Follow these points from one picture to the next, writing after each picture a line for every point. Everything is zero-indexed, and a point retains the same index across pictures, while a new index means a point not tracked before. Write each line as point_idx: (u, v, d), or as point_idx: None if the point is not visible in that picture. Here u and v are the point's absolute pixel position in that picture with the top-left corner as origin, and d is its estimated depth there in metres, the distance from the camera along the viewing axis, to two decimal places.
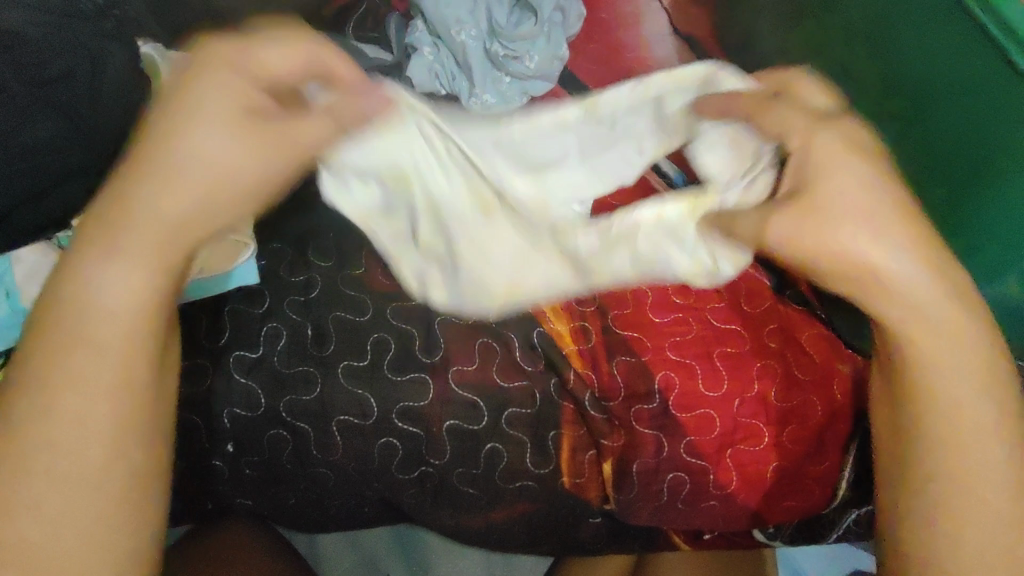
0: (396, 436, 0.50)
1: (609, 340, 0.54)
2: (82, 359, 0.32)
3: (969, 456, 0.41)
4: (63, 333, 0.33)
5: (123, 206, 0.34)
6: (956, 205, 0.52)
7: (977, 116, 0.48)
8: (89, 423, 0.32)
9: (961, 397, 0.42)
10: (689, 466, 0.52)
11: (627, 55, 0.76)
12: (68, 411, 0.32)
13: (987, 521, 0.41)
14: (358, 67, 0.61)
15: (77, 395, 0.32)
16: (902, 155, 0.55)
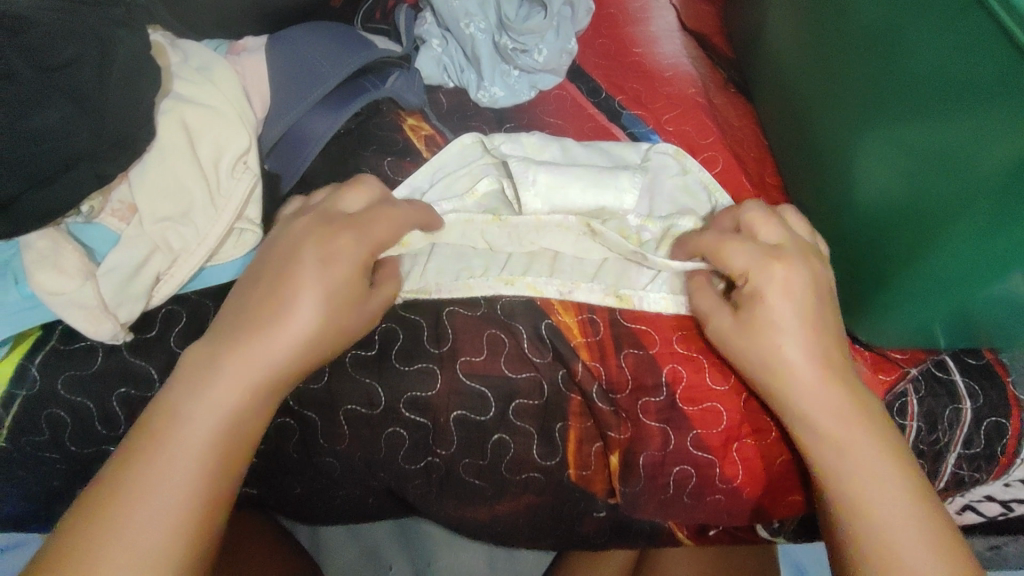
0: (403, 425, 0.50)
1: (616, 332, 0.54)
2: (178, 459, 0.38)
3: (868, 455, 0.44)
4: (176, 433, 0.39)
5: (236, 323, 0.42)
6: (954, 202, 0.49)
7: (974, 102, 0.46)
8: (173, 476, 0.38)
9: (828, 415, 0.45)
10: (694, 460, 0.52)
11: (633, 54, 0.76)
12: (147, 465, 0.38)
13: (891, 508, 0.43)
14: (365, 57, 0.60)
15: (183, 458, 0.38)
16: (908, 152, 0.53)
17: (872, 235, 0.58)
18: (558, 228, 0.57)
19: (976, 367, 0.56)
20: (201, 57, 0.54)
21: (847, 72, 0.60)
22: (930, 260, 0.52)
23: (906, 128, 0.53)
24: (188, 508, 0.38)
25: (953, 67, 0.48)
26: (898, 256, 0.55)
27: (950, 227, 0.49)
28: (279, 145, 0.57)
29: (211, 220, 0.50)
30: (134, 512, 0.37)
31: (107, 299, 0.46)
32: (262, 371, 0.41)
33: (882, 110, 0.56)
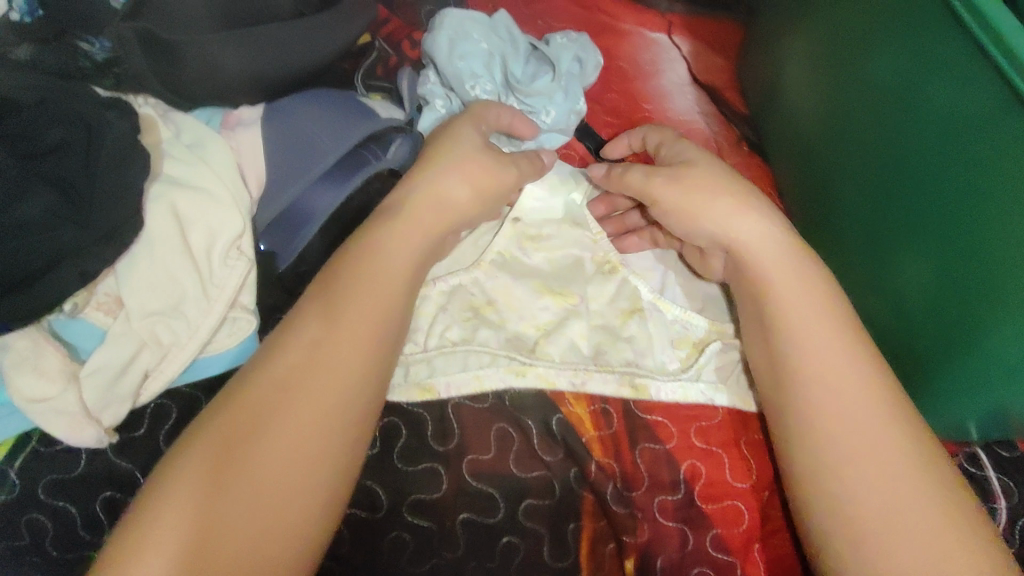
0: (407, 530, 0.47)
1: (631, 424, 0.51)
2: (294, 414, 0.40)
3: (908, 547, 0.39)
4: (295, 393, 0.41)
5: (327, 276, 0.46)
6: (972, 268, 0.48)
7: (984, 163, 0.46)
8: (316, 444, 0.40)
9: (861, 487, 0.42)
10: (715, 562, 0.49)
11: (643, 110, 0.74)
12: (285, 416, 0.40)
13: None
14: (365, 128, 0.57)
15: (300, 416, 0.40)
16: (920, 210, 0.52)
17: (887, 302, 0.56)
18: (556, 305, 0.56)
19: (1008, 461, 0.54)
20: (194, 133, 0.52)
21: (860, 135, 0.59)
22: (949, 335, 0.50)
23: (928, 197, 0.51)
24: (297, 458, 0.39)
25: (979, 142, 0.47)
26: (915, 328, 0.53)
27: (983, 311, 0.47)
28: (276, 223, 0.54)
29: (202, 312, 0.47)
30: (245, 461, 0.38)
31: (90, 404, 0.43)
32: (367, 348, 0.44)
33: (898, 172, 0.54)
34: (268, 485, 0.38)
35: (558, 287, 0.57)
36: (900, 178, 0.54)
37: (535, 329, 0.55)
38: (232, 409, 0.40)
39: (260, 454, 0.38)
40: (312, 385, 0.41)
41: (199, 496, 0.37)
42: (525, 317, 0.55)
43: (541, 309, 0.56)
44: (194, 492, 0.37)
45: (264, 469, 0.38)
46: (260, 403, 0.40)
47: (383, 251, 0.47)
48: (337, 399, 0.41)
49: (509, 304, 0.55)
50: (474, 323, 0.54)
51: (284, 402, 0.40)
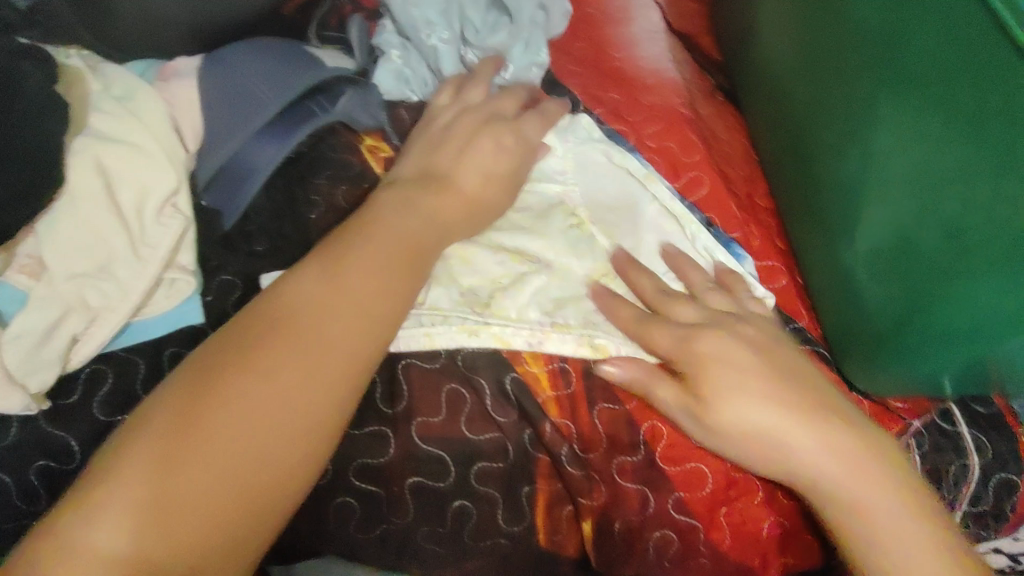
0: (354, 496, 0.46)
1: (589, 384, 0.49)
2: (277, 375, 0.39)
3: (875, 496, 0.43)
4: (283, 354, 0.40)
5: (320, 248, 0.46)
6: (961, 227, 0.44)
7: (982, 105, 0.42)
8: (284, 410, 0.38)
9: (876, 506, 0.42)
10: (676, 524, 0.48)
11: (612, 59, 0.71)
12: (240, 395, 0.38)
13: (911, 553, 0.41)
14: (309, 79, 0.55)
15: (284, 374, 0.39)
16: (909, 160, 0.48)
17: (868, 259, 0.53)
18: (513, 262, 0.53)
19: (983, 416, 0.51)
20: (125, 85, 0.49)
21: (840, 79, 0.55)
22: (931, 301, 0.47)
23: (905, 160, 0.49)
24: (270, 416, 0.38)
25: (957, 99, 0.44)
26: (898, 288, 0.50)
27: (959, 277, 0.44)
28: (215, 178, 0.52)
29: (134, 272, 0.44)
30: (220, 416, 0.37)
31: (14, 370, 0.41)
32: (342, 321, 0.42)
33: (876, 135, 0.51)
34: (232, 455, 0.36)
35: (517, 245, 0.54)
36: (888, 124, 0.50)
37: (485, 287, 0.52)
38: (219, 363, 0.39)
39: (238, 402, 0.37)
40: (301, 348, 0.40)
41: (168, 447, 0.36)
42: (480, 275, 0.53)
43: (494, 264, 0.53)
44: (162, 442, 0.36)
45: (233, 426, 0.37)
46: (208, 385, 0.38)
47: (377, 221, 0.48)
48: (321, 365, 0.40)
49: (461, 258, 0.53)
50: (426, 280, 0.51)
51: (275, 359, 0.39)
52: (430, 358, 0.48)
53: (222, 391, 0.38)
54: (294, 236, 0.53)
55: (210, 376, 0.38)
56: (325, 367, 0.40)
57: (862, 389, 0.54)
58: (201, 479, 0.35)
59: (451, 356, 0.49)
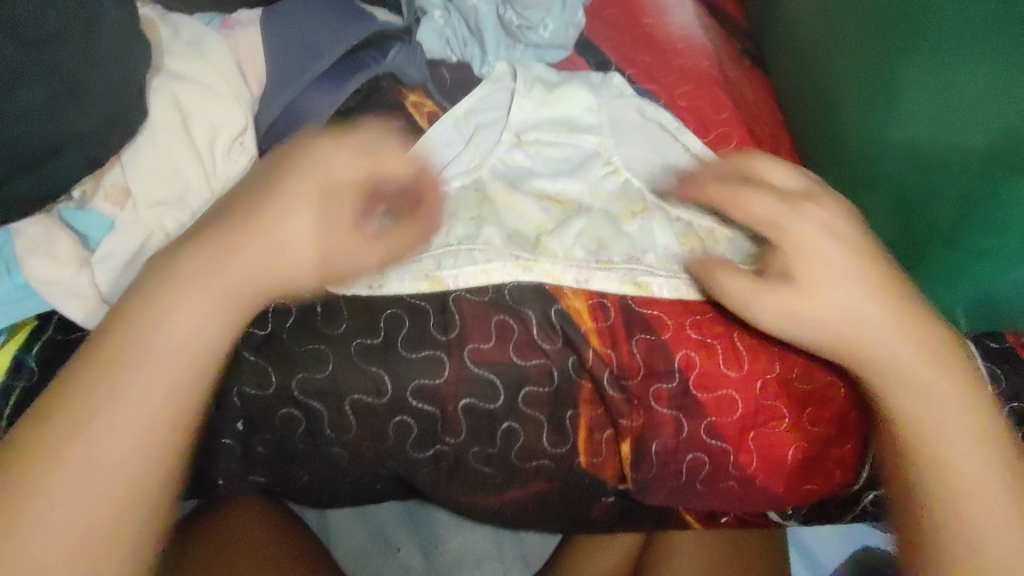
0: (410, 415, 0.49)
1: (628, 318, 0.53)
2: (131, 380, 0.37)
3: (940, 401, 0.44)
4: (138, 358, 0.38)
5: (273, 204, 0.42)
6: (997, 181, 0.47)
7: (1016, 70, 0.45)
8: (150, 400, 0.37)
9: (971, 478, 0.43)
10: (707, 448, 0.51)
11: (643, 22, 0.74)
12: (109, 407, 0.36)
13: (973, 458, 0.43)
14: (364, 30, 0.58)
15: (152, 374, 0.38)
16: (938, 121, 0.51)
17: (898, 209, 0.55)
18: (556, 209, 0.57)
19: (997, 351, 0.54)
20: (194, 32, 0.52)
21: (868, 41, 0.57)
22: (967, 242, 0.51)
23: (927, 109, 0.52)
24: (140, 421, 0.37)
25: (988, 50, 0.47)
26: (931, 232, 0.53)
27: (995, 224, 0.48)
28: (275, 124, 0.55)
29: (208, 204, 0.48)
30: (92, 428, 0.36)
31: (103, 289, 0.44)
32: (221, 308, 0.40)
33: (896, 86, 0.54)
34: (96, 466, 0.36)
35: (558, 192, 0.59)
36: (915, 87, 0.52)
37: (529, 230, 0.56)
38: (90, 361, 0.38)
39: (103, 413, 0.36)
40: (138, 348, 0.38)
41: (45, 460, 0.35)
42: (523, 218, 0.56)
43: (535, 208, 0.57)
44: (41, 450, 0.35)
45: (106, 436, 0.36)
46: (81, 391, 0.37)
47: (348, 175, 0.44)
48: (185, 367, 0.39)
49: (508, 204, 0.57)
50: (479, 221, 0.55)
51: (145, 361, 0.38)
52: (478, 293, 0.52)
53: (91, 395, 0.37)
54: None
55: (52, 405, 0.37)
56: (186, 370, 0.38)
57: None
58: (74, 499, 0.35)
59: (498, 290, 0.52)
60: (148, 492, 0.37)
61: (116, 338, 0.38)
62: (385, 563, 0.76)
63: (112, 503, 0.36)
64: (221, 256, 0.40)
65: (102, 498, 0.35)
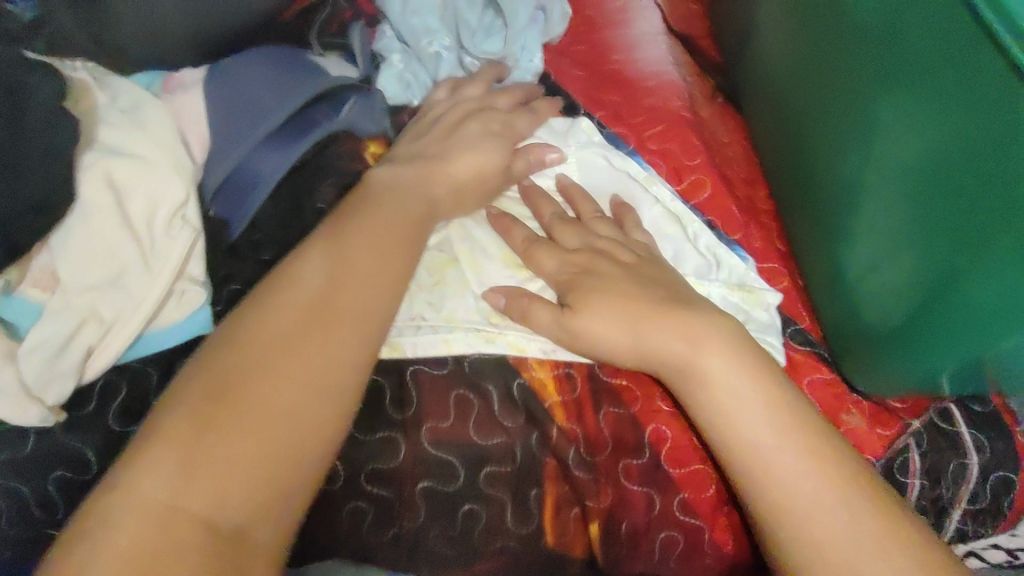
0: (366, 499, 0.47)
1: (595, 388, 0.50)
2: (265, 391, 0.38)
3: (804, 482, 0.40)
4: (257, 371, 0.39)
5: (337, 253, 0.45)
6: (974, 232, 0.43)
7: (980, 110, 0.41)
8: (273, 410, 0.38)
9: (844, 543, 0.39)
10: (681, 525, 0.49)
11: (613, 61, 0.71)
12: (233, 419, 0.36)
13: (846, 541, 0.39)
14: (315, 86, 0.55)
15: (276, 385, 0.38)
16: (914, 162, 0.48)
17: (882, 256, 0.52)
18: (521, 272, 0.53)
19: (981, 415, 0.52)
20: (132, 98, 0.50)
21: (843, 77, 0.55)
22: (945, 304, 0.46)
23: (906, 162, 0.48)
24: (269, 431, 0.37)
25: (954, 107, 0.43)
26: (913, 286, 0.48)
27: (976, 283, 0.43)
28: (223, 187, 0.53)
29: (146, 284, 0.45)
30: (209, 439, 0.36)
31: (30, 382, 0.42)
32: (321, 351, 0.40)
33: (879, 134, 0.51)
34: (213, 478, 0.35)
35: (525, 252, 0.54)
36: (891, 125, 0.50)
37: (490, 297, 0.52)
38: (203, 380, 0.38)
39: (223, 423, 0.36)
40: (284, 366, 0.39)
41: (164, 471, 0.34)
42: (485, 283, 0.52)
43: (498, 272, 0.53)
44: (172, 454, 0.35)
45: (225, 446, 0.36)
46: (203, 405, 0.37)
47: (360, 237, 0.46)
48: (329, 383, 0.40)
49: (472, 266, 0.53)
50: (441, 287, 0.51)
51: (286, 374, 0.39)
52: (436, 367, 0.49)
53: (212, 407, 0.37)
54: (299, 243, 0.53)
55: (164, 423, 0.36)
56: (322, 385, 0.40)
57: (862, 390, 0.54)
58: (189, 514, 0.34)
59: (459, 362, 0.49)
60: (265, 506, 0.36)
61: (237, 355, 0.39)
62: None
63: (228, 516, 0.34)
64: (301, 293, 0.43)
65: (221, 513, 0.34)
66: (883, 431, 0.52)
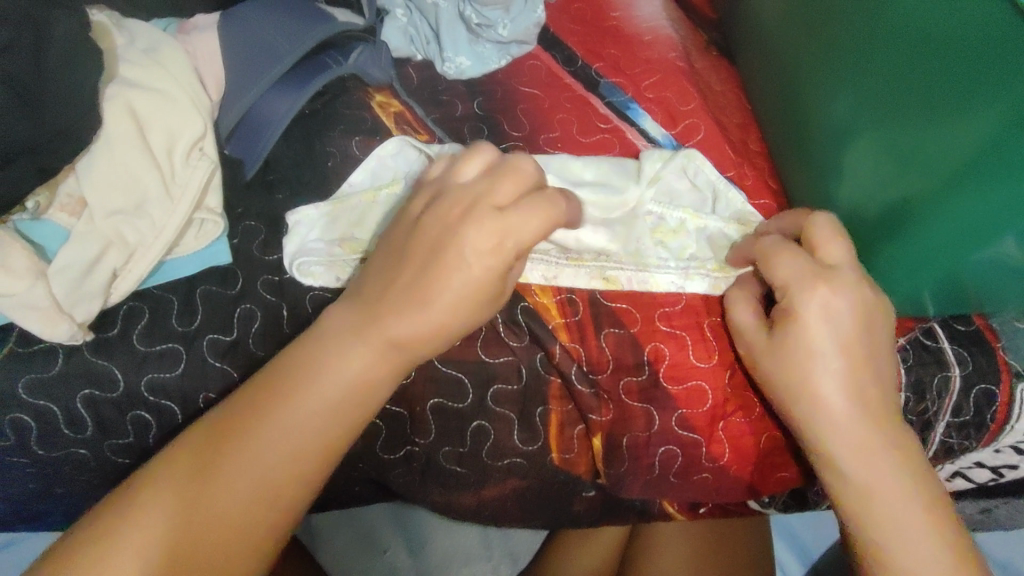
0: (380, 415, 0.50)
1: (596, 312, 0.52)
2: (205, 477, 0.39)
3: (848, 441, 0.44)
4: (198, 457, 0.40)
5: (326, 322, 0.43)
6: (955, 172, 0.45)
7: (967, 67, 0.44)
8: (208, 493, 0.38)
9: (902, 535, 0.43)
10: (680, 439, 0.51)
11: (608, 17, 0.74)
12: (168, 501, 0.38)
13: (881, 482, 0.44)
14: (325, 32, 0.57)
15: (219, 471, 0.39)
16: (897, 110, 0.50)
17: (865, 199, 0.54)
18: None
19: (964, 334, 0.55)
20: (149, 39, 0.52)
21: (830, 29, 0.56)
22: (925, 226, 0.49)
23: (892, 108, 0.50)
24: (200, 515, 0.38)
25: (939, 68, 0.46)
26: (895, 221, 0.51)
27: (965, 216, 0.46)
28: (238, 129, 0.55)
29: (167, 211, 0.48)
30: (142, 521, 0.38)
31: (62, 299, 0.44)
32: (310, 412, 0.40)
33: (867, 72, 0.53)
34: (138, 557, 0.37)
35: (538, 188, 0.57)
36: (877, 74, 0.52)
37: None
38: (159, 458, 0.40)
39: (159, 502, 0.38)
40: (228, 445, 0.39)
41: (97, 541, 0.37)
42: None
43: None
44: (101, 530, 0.38)
45: (153, 530, 0.38)
46: (149, 483, 0.39)
47: (384, 267, 0.43)
48: (272, 472, 0.39)
49: None
50: None
51: (230, 462, 0.39)
52: None
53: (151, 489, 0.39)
54: (313, 181, 0.56)
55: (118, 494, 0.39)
56: (262, 471, 0.39)
57: None
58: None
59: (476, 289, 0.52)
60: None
61: (194, 434, 0.41)
62: (372, 563, 0.75)
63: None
64: (274, 365, 0.42)
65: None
66: None
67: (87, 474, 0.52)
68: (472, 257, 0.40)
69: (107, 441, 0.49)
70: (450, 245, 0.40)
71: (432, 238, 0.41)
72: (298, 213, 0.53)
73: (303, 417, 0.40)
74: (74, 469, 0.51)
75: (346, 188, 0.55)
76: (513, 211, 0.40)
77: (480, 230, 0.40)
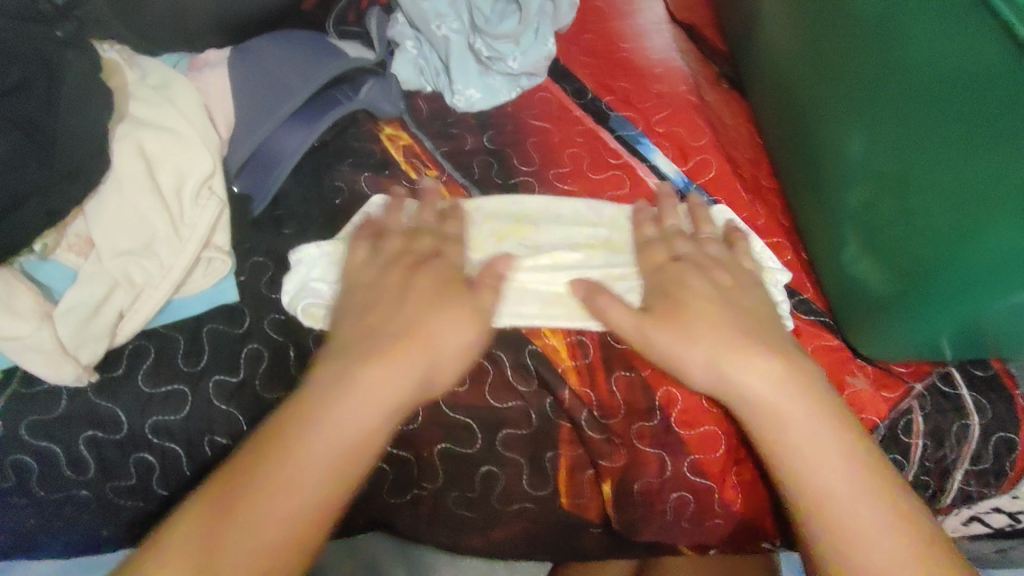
0: (387, 460, 0.49)
1: (607, 355, 0.51)
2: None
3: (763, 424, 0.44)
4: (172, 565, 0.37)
5: (315, 425, 0.40)
6: (972, 215, 0.45)
7: (979, 110, 0.43)
8: None
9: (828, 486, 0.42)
10: (692, 486, 0.50)
11: (619, 49, 0.74)
12: None
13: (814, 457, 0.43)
14: (336, 67, 0.57)
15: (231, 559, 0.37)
16: (910, 153, 0.49)
17: (879, 242, 0.53)
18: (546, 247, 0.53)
19: (982, 379, 0.54)
20: (161, 75, 0.52)
21: (839, 70, 0.56)
22: (941, 272, 0.48)
23: (905, 151, 0.50)
24: None
25: (953, 111, 0.45)
26: (909, 265, 0.50)
27: (987, 261, 0.45)
28: (247, 165, 0.54)
29: (175, 252, 0.47)
30: None
31: (66, 342, 0.44)
32: (277, 511, 0.38)
33: (878, 114, 0.52)
34: None
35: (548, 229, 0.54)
36: (888, 117, 0.51)
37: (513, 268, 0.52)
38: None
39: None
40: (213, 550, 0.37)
41: None
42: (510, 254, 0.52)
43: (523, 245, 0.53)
44: None
45: None
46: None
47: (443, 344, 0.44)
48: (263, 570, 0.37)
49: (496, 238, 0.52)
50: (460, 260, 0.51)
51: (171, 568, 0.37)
52: None
53: None
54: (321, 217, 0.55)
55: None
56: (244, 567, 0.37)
57: (865, 355, 0.56)
58: None
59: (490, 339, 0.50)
60: None
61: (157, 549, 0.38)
62: None
63: None
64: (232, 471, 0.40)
65: None
66: (887, 394, 0.54)
67: (86, 516, 0.51)
68: (439, 340, 0.44)
69: (109, 484, 0.48)
70: (420, 327, 0.44)
71: (403, 329, 0.44)
72: (298, 254, 0.51)
73: (263, 516, 0.38)
74: (74, 511, 0.50)
75: (349, 226, 0.53)
76: (440, 314, 0.45)
77: (448, 316, 0.45)
